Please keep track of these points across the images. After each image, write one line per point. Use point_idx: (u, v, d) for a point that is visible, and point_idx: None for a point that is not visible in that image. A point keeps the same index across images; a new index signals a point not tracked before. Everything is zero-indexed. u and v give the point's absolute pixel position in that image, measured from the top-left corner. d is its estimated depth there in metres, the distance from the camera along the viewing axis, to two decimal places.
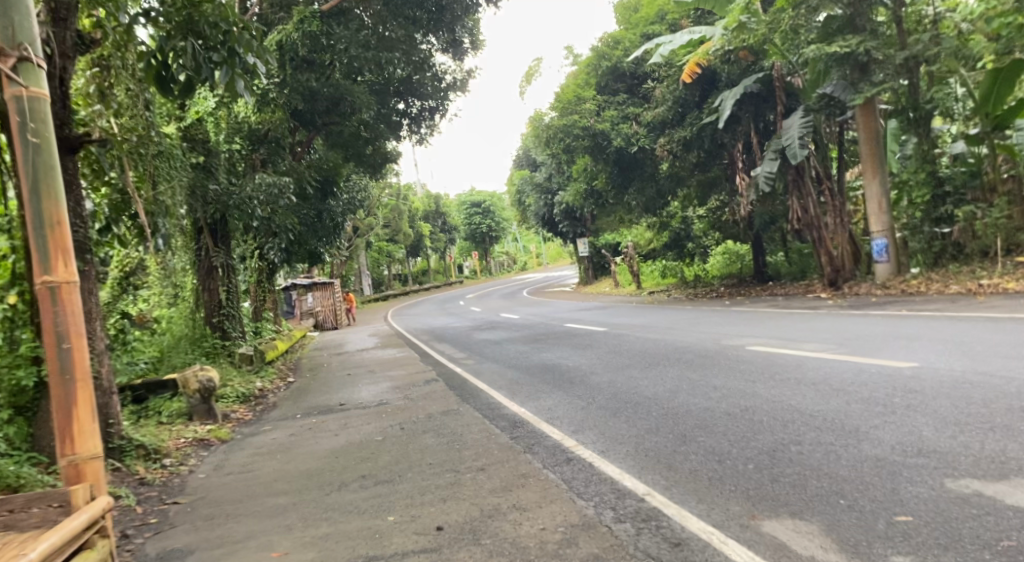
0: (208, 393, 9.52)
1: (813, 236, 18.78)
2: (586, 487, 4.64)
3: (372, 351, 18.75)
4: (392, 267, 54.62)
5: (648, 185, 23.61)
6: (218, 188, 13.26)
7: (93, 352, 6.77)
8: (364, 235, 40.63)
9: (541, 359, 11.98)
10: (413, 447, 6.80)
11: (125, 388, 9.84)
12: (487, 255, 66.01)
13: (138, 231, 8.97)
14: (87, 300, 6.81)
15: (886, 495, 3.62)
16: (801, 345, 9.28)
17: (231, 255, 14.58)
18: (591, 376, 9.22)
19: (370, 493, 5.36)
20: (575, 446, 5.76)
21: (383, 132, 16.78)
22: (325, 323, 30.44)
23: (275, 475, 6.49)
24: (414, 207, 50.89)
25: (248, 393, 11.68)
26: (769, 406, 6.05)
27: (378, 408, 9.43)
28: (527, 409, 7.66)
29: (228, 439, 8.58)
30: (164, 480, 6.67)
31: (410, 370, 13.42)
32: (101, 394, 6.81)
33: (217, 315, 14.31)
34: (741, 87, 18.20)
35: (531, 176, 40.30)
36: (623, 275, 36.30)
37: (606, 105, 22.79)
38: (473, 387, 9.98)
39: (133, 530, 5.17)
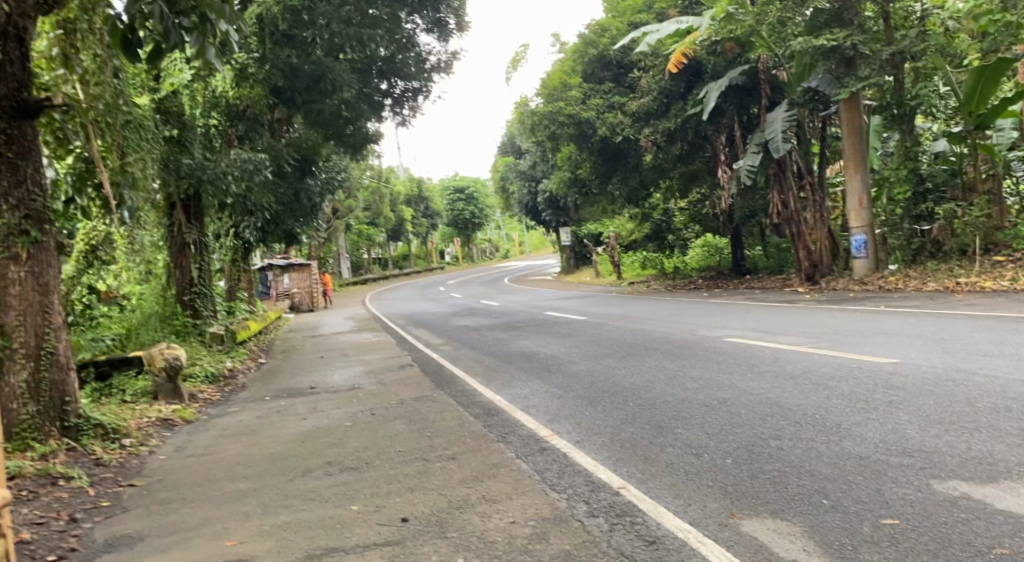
0: (174, 371, 9.21)
1: (793, 230, 18.69)
2: (560, 479, 4.46)
3: (348, 334, 18.47)
4: (372, 251, 54.19)
5: (631, 175, 23.48)
6: (192, 163, 12.89)
7: (50, 326, 6.48)
8: (344, 218, 40.20)
9: (518, 347, 11.79)
10: (383, 433, 6.60)
11: (87, 363, 9.53)
12: (469, 242, 65.67)
13: (102, 203, 8.71)
14: (43, 271, 6.51)
15: (871, 496, 3.48)
16: (780, 338, 9.16)
17: (203, 231, 14.20)
18: (568, 365, 9.06)
19: (335, 481, 5.15)
20: (549, 436, 5.58)
21: (364, 111, 16.35)
22: (302, 305, 30.05)
23: (238, 459, 6.26)
24: (396, 191, 50.43)
25: (217, 373, 11.38)
26: (748, 399, 5.91)
27: (349, 392, 9.20)
28: (501, 397, 7.48)
29: (193, 420, 8.31)
30: (121, 461, 6.41)
31: (384, 355, 13.19)
32: (58, 370, 6.53)
33: (188, 293, 13.89)
34: (727, 78, 18.04)
35: (515, 163, 40.01)
36: (604, 265, 36.22)
37: (591, 93, 22.62)
38: (448, 373, 9.78)
39: (83, 513, 4.92)
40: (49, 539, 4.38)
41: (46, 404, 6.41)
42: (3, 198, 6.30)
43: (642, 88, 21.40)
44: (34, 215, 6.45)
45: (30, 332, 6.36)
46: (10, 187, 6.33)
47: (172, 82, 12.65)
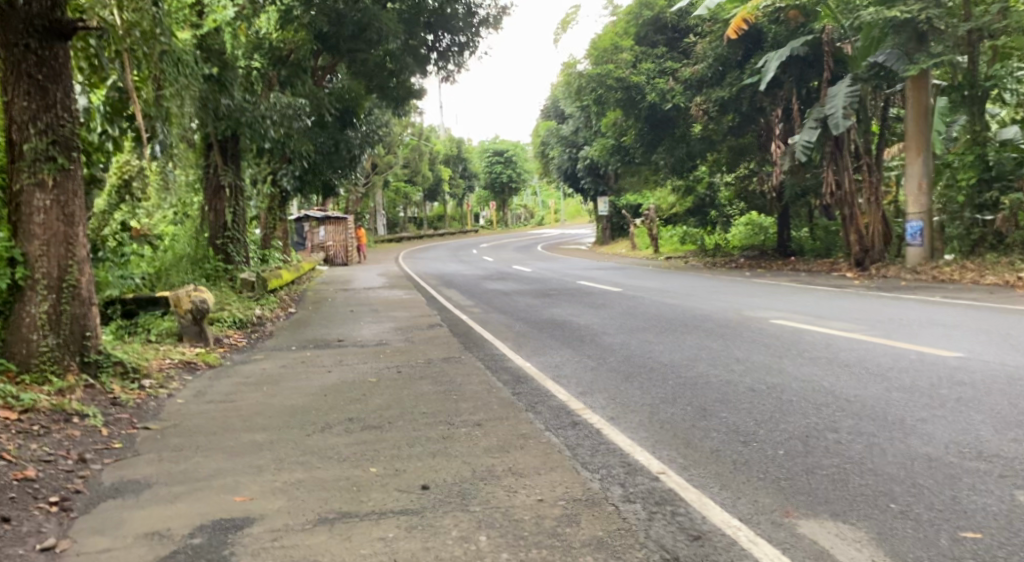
0: (199, 314, 9.02)
1: (846, 212, 17.99)
2: (593, 457, 4.14)
3: (379, 290, 18.28)
4: (407, 209, 54.02)
5: (677, 145, 22.79)
6: (230, 104, 12.57)
7: (73, 259, 6.29)
8: (382, 173, 39.97)
9: (551, 314, 11.45)
10: (408, 393, 6.33)
11: (114, 301, 9.48)
12: (505, 207, 65.19)
13: (134, 136, 8.45)
14: (69, 201, 6.30)
15: (947, 504, 3.11)
16: (829, 323, 8.70)
17: (240, 175, 13.91)
18: (602, 336, 8.71)
19: (355, 439, 4.90)
20: (582, 409, 5.25)
21: (408, 65, 15.92)
22: (336, 258, 30.01)
23: (257, 409, 6.04)
24: (436, 149, 50.00)
25: (246, 319, 11.23)
26: (799, 385, 5.51)
27: (376, 348, 8.97)
28: (532, 364, 7.17)
29: (216, 365, 8.14)
30: (139, 402, 6.24)
31: (414, 312, 12.94)
32: (80, 304, 6.35)
33: (222, 237, 13.66)
34: (788, 49, 17.23)
35: (557, 128, 39.26)
36: (641, 238, 35.59)
37: (642, 57, 21.91)
38: (478, 336, 9.49)
39: (93, 454, 4.72)
40: (54, 478, 4.18)
41: (66, 338, 6.25)
42: (31, 124, 6.11)
43: (695, 56, 20.66)
44: (62, 142, 6.24)
45: (53, 263, 6.18)
46: (39, 111, 6.13)
47: (215, 21, 11.75)
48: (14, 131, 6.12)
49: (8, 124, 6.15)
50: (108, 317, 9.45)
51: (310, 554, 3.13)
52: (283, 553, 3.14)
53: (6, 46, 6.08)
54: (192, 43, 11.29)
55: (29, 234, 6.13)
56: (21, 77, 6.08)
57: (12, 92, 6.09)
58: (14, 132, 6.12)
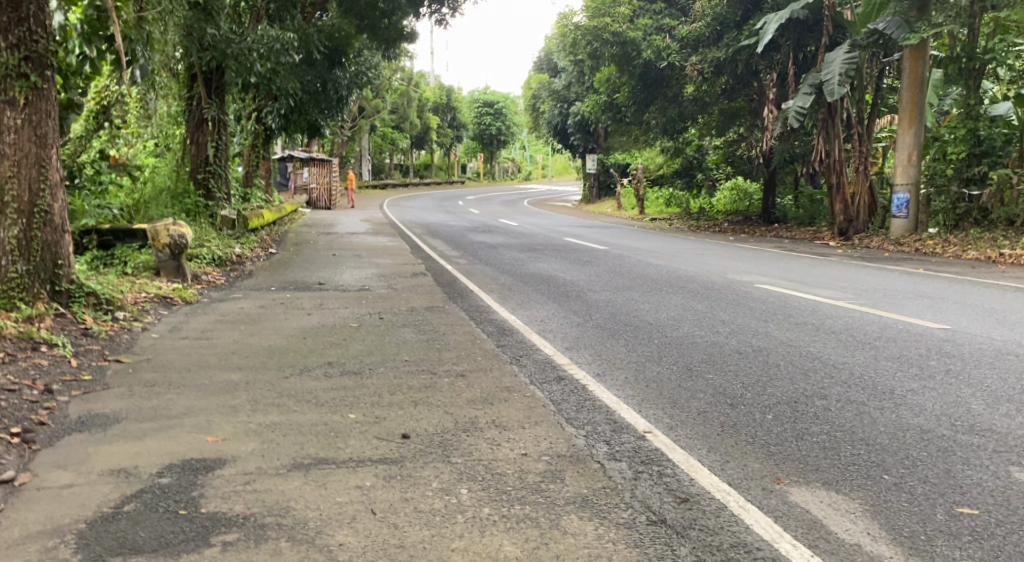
0: (178, 249, 8.79)
1: (833, 181, 17.85)
2: (578, 413, 4.04)
3: (362, 236, 17.98)
4: (393, 155, 53.24)
5: (670, 105, 22.48)
6: (216, 34, 12.00)
7: (45, 183, 6.02)
8: (369, 117, 39.25)
9: (536, 268, 11.31)
10: (389, 340, 6.19)
11: (90, 231, 9.19)
12: (492, 159, 64.46)
13: (111, 59, 8.04)
14: (41, 122, 6.00)
15: (941, 477, 3.05)
16: (816, 290, 8.64)
17: (224, 109, 13.48)
18: (588, 292, 8.60)
19: (333, 384, 4.77)
20: (567, 365, 5.14)
21: (400, 5, 15.50)
22: (318, 201, 29.54)
23: (233, 348, 5.87)
24: (425, 96, 49.14)
25: (224, 257, 10.97)
26: (786, 350, 5.45)
27: (357, 293, 8.79)
28: (516, 316, 7.03)
29: (193, 302, 7.94)
30: (111, 335, 6.04)
31: (397, 260, 12.73)
32: (52, 231, 6.12)
33: (202, 171, 13.26)
34: (789, 11, 16.94)
35: (549, 81, 38.55)
36: (627, 198, 35.44)
37: (640, 12, 21.46)
38: (462, 286, 9.35)
39: (60, 385, 4.54)
40: (19, 409, 4.00)
41: (37, 265, 6.03)
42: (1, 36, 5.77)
43: (695, 13, 20.32)
44: (34, 59, 5.93)
45: (23, 186, 5.91)
46: (10, 24, 5.80)
47: None
48: None
49: None
50: (83, 246, 9.17)
51: (285, 500, 3.01)
52: (256, 497, 3.02)
53: None
54: None
55: None
56: None
57: None
58: None
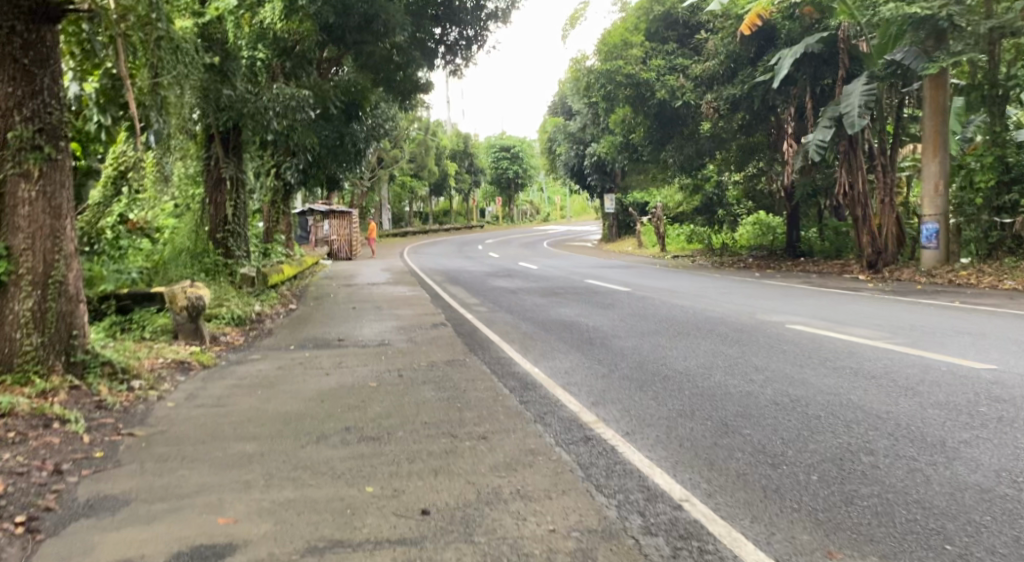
0: (195, 312, 8.81)
1: (859, 214, 17.66)
2: (608, 479, 3.82)
3: (384, 286, 17.92)
4: (413, 203, 53.67)
5: (686, 143, 22.44)
6: (232, 94, 12.35)
7: (60, 253, 6.00)
8: (388, 167, 39.69)
9: (558, 314, 11.10)
10: (409, 400, 6.00)
11: (109, 296, 9.14)
12: (511, 203, 64.72)
13: (127, 127, 8.08)
14: (56, 193, 5.99)
15: (1011, 547, 2.78)
16: (850, 329, 8.34)
17: (243, 168, 13.58)
18: (613, 339, 8.37)
19: (352, 452, 4.58)
20: (594, 423, 4.91)
21: (415, 57, 15.97)
22: (340, 253, 29.65)
23: (249, 416, 5.70)
24: (442, 144, 49.72)
25: (244, 316, 10.91)
26: (825, 398, 5.17)
27: (377, 349, 8.64)
28: (540, 368, 6.81)
29: (211, 365, 7.83)
30: (126, 406, 5.91)
31: (418, 311, 12.60)
32: (67, 301, 6.06)
33: (222, 231, 13.32)
34: (802, 46, 16.96)
35: (564, 124, 38.79)
36: (648, 236, 35.30)
37: (652, 53, 21.60)
38: (483, 336, 9.16)
39: (70, 464, 4.40)
40: (25, 494, 3.85)
41: (51, 336, 5.96)
42: (16, 110, 5.78)
43: (707, 52, 20.42)
44: (49, 130, 5.94)
45: (38, 258, 5.88)
46: (25, 97, 5.80)
47: (217, 7, 11.89)
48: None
49: None
50: (102, 312, 9.09)
51: None
52: None
53: None
54: (192, 33, 11.07)
55: (12, 227, 5.83)
56: (5, 61, 5.73)
57: None
58: None
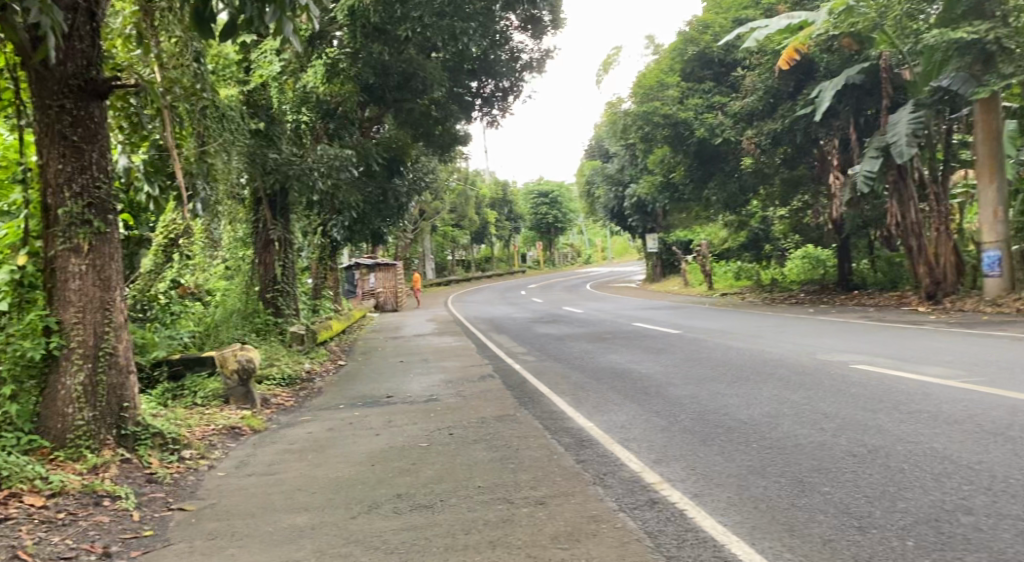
0: (246, 375, 8.83)
1: (913, 246, 17.36)
2: (680, 549, 3.57)
3: (430, 338, 17.84)
4: (455, 252, 54.01)
5: (729, 180, 22.18)
6: (277, 158, 12.50)
7: (110, 325, 6.02)
8: (430, 218, 40.11)
9: (608, 362, 10.80)
10: (462, 461, 5.79)
11: (161, 362, 9.18)
12: (552, 247, 64.67)
13: (174, 196, 8.11)
14: (105, 266, 6.04)
15: None
16: (921, 368, 7.90)
17: (289, 229, 13.74)
18: (669, 388, 8.05)
19: (405, 524, 4.38)
20: (659, 484, 4.64)
21: (453, 111, 16.48)
22: (386, 305, 29.82)
23: (299, 484, 5.56)
24: (482, 193, 50.15)
25: (294, 375, 10.87)
26: (907, 448, 4.83)
27: (426, 405, 8.47)
28: (595, 422, 6.55)
29: (261, 430, 7.75)
30: (176, 479, 5.84)
31: (465, 362, 12.45)
32: (117, 373, 6.06)
33: (271, 291, 13.41)
34: (844, 78, 16.85)
35: (603, 166, 38.77)
36: (694, 275, 34.79)
37: (690, 92, 21.69)
38: (534, 388, 8.92)
39: (120, 545, 4.30)
40: None
41: (103, 410, 5.94)
42: (66, 187, 5.86)
43: (745, 88, 20.29)
44: (98, 204, 6.00)
45: (88, 331, 5.91)
46: (75, 173, 5.89)
47: (261, 74, 12.65)
48: (49, 195, 5.89)
49: (43, 188, 5.92)
50: (153, 379, 9.10)
51: None
52: None
53: (41, 108, 5.88)
54: (237, 101, 11.34)
55: (64, 302, 5.89)
56: (56, 140, 5.85)
57: (47, 156, 5.87)
58: (49, 197, 5.89)
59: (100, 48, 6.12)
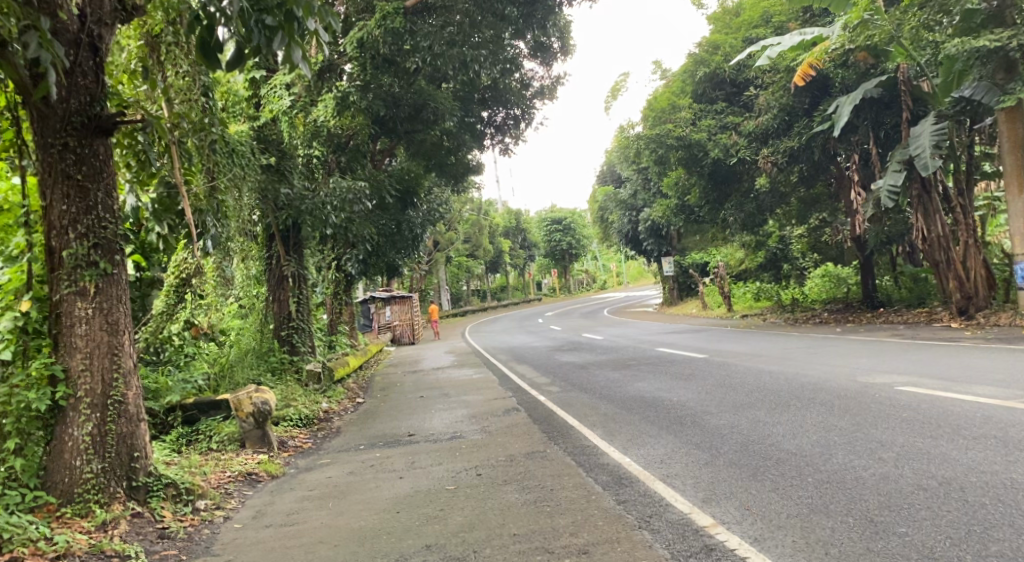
0: (262, 418, 8.43)
1: (941, 260, 16.85)
2: None
3: (448, 370, 17.46)
4: (469, 283, 53.74)
5: (746, 200, 21.81)
6: (290, 193, 12.36)
7: (119, 370, 5.74)
8: (443, 249, 39.92)
9: (637, 390, 10.39)
10: (493, 505, 5.42)
11: (175, 407, 8.88)
12: (566, 274, 64.29)
13: (184, 235, 7.77)
14: (112, 308, 5.76)
15: None
16: (971, 388, 7.48)
17: (303, 264, 13.48)
18: (706, 417, 7.65)
19: None
20: (713, 526, 4.26)
21: (465, 140, 16.32)
22: (402, 337, 29.51)
23: (321, 536, 5.20)
24: (495, 222, 49.96)
25: (312, 415, 10.55)
26: (982, 480, 4.44)
27: (450, 443, 8.09)
28: (632, 457, 6.16)
29: (279, 475, 7.39)
30: (190, 533, 5.51)
31: (487, 395, 12.07)
32: (127, 421, 5.75)
33: (285, 328, 13.11)
34: (861, 92, 16.53)
35: (615, 192, 38.51)
36: (713, 297, 34.29)
37: (702, 113, 21.48)
38: (562, 421, 8.53)
39: None
40: None
41: (112, 461, 5.64)
42: (70, 228, 5.62)
43: (759, 107, 20.04)
44: (104, 244, 5.75)
45: (96, 378, 5.64)
46: (79, 214, 5.65)
47: (272, 109, 12.45)
48: (53, 237, 5.64)
49: (46, 230, 5.68)
50: (168, 424, 8.80)
51: None
52: None
53: (43, 147, 5.66)
54: (248, 137, 11.26)
55: (70, 348, 5.62)
56: (59, 179, 5.63)
57: (50, 196, 5.64)
58: (53, 239, 5.64)
59: (104, 84, 5.90)
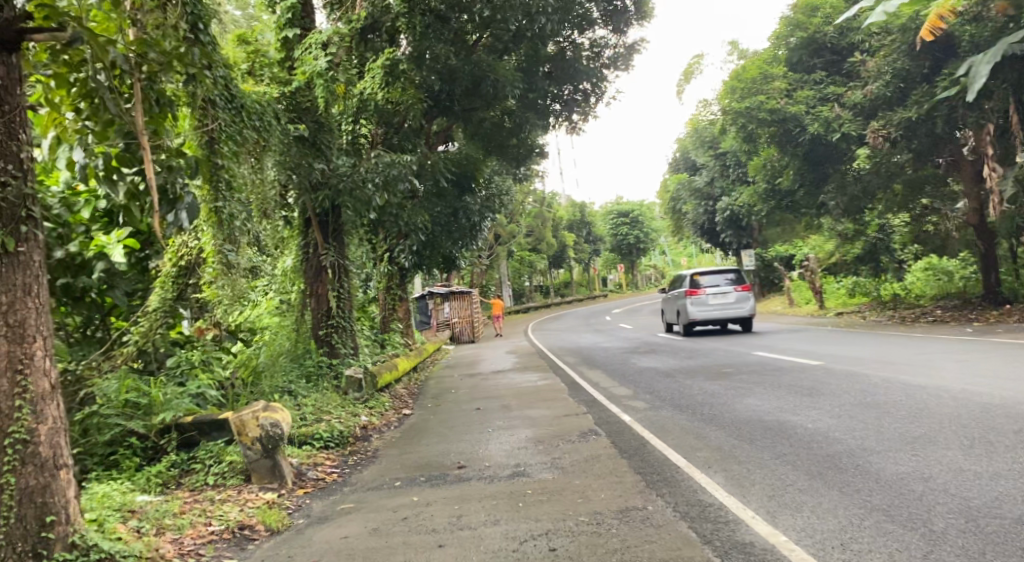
0: (272, 444, 6.52)
1: None
2: None
3: (510, 375, 15.43)
4: (533, 278, 51.49)
5: (849, 181, 18.97)
6: (328, 168, 10.57)
7: (24, 396, 3.90)
8: (506, 243, 37.90)
9: (752, 410, 8.08)
10: None
11: (170, 427, 7.10)
12: (633, 269, 61.50)
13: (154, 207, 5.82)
14: (16, 303, 3.93)
15: None
16: None
17: (345, 253, 11.48)
18: (875, 462, 5.35)
19: None
20: None
21: (529, 119, 14.29)
22: (463, 335, 27.65)
23: None
24: (559, 215, 47.63)
25: (346, 431, 8.67)
26: None
27: (512, 485, 6.05)
28: (798, 542, 3.97)
29: (281, 529, 5.43)
30: None
31: (556, 410, 9.98)
32: (36, 471, 3.91)
33: (325, 326, 11.13)
34: (1003, 47, 13.60)
35: (689, 180, 35.72)
36: (801, 293, 31.19)
37: (798, 84, 18.81)
38: (661, 456, 6.37)
39: None
40: None
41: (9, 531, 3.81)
42: None
43: (866, 76, 17.28)
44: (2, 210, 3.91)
45: None
46: None
47: (306, 71, 10.18)
48: None
49: None
50: (161, 449, 7.03)
51: None
52: None
53: None
54: (273, 100, 9.27)
55: None
56: None
57: None
58: None
59: None
